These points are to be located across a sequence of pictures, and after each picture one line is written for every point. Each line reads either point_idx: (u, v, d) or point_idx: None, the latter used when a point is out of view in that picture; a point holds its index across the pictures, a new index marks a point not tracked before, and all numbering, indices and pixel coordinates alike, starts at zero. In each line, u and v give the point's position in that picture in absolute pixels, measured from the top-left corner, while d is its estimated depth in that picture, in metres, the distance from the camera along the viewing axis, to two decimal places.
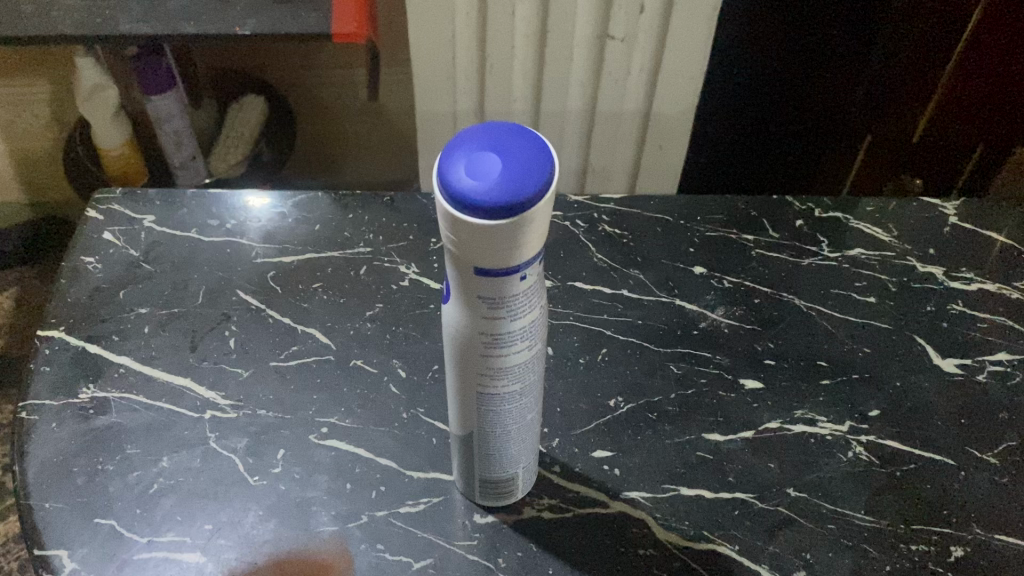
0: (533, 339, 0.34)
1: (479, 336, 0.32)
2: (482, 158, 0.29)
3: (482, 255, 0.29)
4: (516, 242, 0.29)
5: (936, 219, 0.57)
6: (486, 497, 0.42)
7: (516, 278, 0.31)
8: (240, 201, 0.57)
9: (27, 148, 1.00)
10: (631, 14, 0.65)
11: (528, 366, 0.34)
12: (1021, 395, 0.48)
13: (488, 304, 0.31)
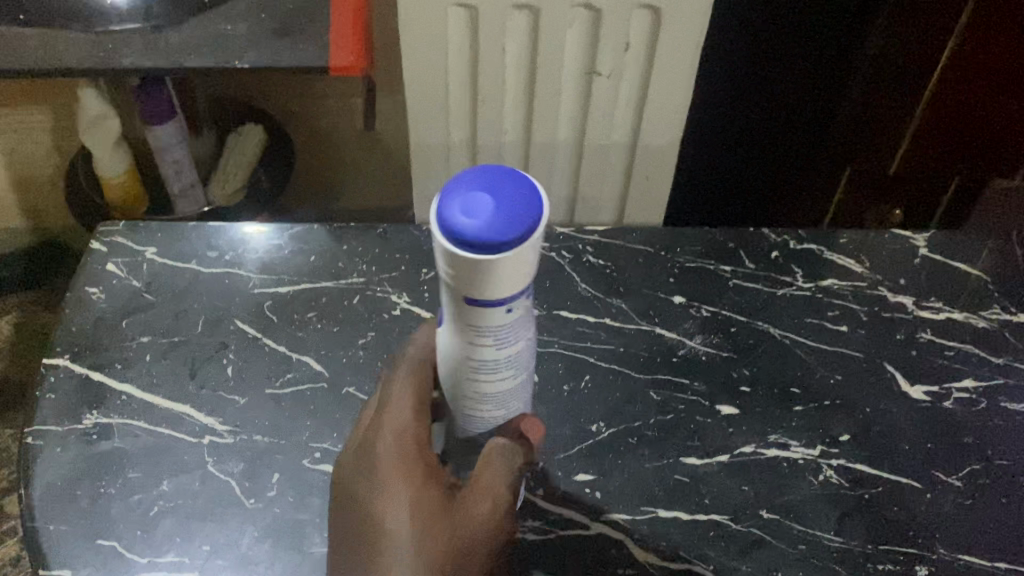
0: (518, 361, 0.35)
1: (466, 363, 0.35)
2: (476, 200, 0.31)
3: (469, 292, 0.31)
4: (501, 281, 0.30)
5: (908, 250, 0.60)
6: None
7: (502, 311, 0.32)
8: (239, 232, 0.59)
9: (28, 176, 1.02)
10: (617, 51, 0.68)
11: (514, 381, 0.36)
12: (985, 421, 0.50)
13: (474, 336, 0.33)
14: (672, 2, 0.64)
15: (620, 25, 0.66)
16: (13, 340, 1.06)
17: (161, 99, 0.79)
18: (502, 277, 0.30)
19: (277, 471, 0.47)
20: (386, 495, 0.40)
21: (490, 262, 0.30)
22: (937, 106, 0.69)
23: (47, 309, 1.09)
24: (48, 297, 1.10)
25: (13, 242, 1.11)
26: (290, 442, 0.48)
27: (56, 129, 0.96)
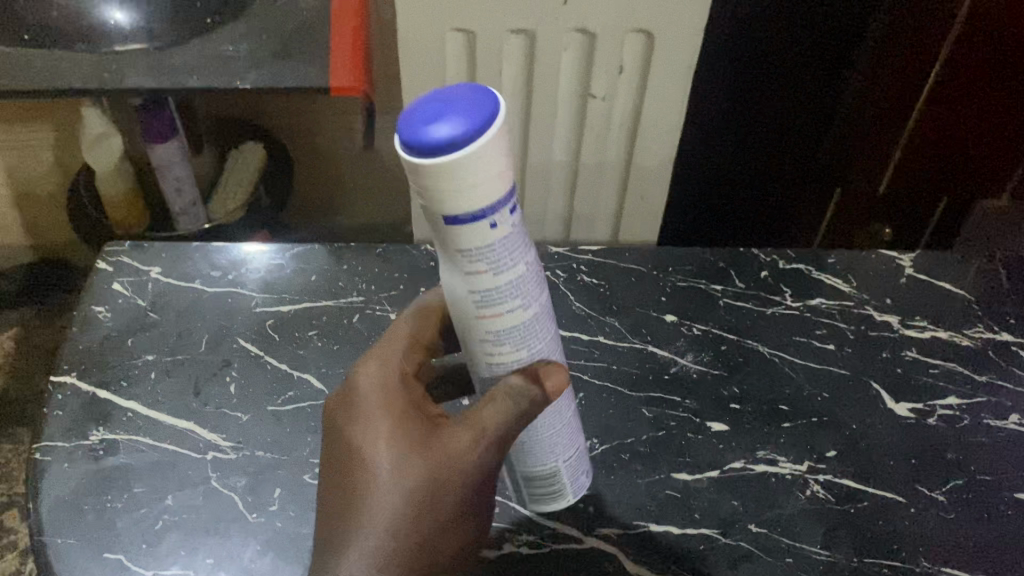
0: (520, 294, 0.35)
1: (469, 292, 0.34)
2: (430, 110, 0.30)
3: (447, 204, 0.30)
4: (475, 181, 0.30)
5: (893, 270, 0.62)
6: (535, 500, 0.45)
7: (486, 227, 0.32)
8: (240, 253, 0.61)
9: (30, 194, 1.02)
10: (611, 75, 0.70)
11: (523, 319, 0.36)
12: (969, 437, 0.52)
13: (466, 255, 0.32)
14: (664, 24, 0.65)
15: (614, 48, 0.68)
16: (14, 354, 1.06)
17: (162, 120, 0.81)
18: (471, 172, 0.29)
19: (278, 486, 0.48)
20: (366, 430, 0.39)
21: (450, 153, 0.29)
22: (930, 111, 0.69)
23: (47, 323, 1.09)
24: (50, 312, 1.10)
25: (13, 256, 1.11)
26: (291, 457, 0.49)
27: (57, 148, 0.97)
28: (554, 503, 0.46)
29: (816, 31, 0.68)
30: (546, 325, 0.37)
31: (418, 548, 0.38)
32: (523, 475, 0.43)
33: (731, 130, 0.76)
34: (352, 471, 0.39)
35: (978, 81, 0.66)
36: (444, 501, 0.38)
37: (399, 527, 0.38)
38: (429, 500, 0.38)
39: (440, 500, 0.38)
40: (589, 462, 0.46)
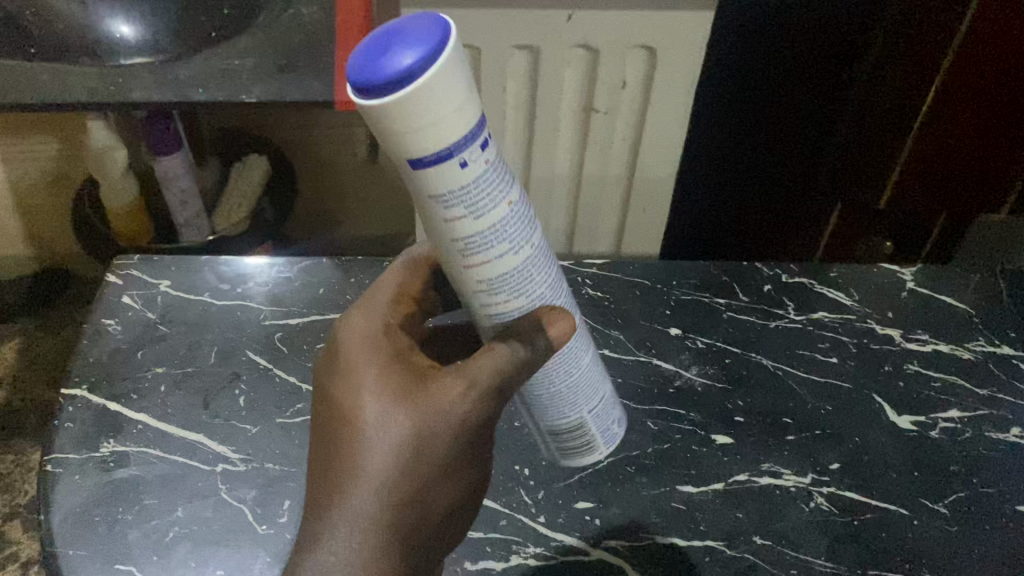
0: (507, 233, 0.35)
1: (453, 241, 0.35)
2: (378, 48, 0.30)
3: (407, 148, 0.31)
4: (428, 118, 0.30)
5: (895, 284, 0.63)
6: (571, 457, 0.45)
7: (456, 165, 0.32)
8: (247, 267, 0.62)
9: (34, 204, 1.02)
10: (613, 89, 0.70)
11: (516, 260, 0.36)
12: (971, 450, 0.52)
13: (441, 203, 0.33)
14: (667, 39, 0.66)
15: (616, 64, 0.68)
16: (17, 365, 1.03)
17: (167, 132, 0.81)
18: (422, 107, 0.30)
19: (287, 498, 0.48)
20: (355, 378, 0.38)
21: (397, 88, 0.29)
22: (927, 133, 0.68)
23: (51, 334, 1.07)
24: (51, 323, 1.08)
25: (14, 269, 1.10)
26: (300, 469, 0.50)
27: (63, 160, 0.97)
28: (591, 459, 0.46)
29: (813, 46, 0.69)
30: (543, 264, 0.38)
31: (410, 500, 0.38)
32: (550, 431, 0.44)
33: (729, 142, 0.77)
34: (339, 425, 0.38)
35: (975, 98, 0.64)
36: (434, 450, 0.38)
37: (388, 477, 0.37)
38: (418, 450, 0.37)
39: (431, 449, 0.38)
40: (621, 416, 0.46)
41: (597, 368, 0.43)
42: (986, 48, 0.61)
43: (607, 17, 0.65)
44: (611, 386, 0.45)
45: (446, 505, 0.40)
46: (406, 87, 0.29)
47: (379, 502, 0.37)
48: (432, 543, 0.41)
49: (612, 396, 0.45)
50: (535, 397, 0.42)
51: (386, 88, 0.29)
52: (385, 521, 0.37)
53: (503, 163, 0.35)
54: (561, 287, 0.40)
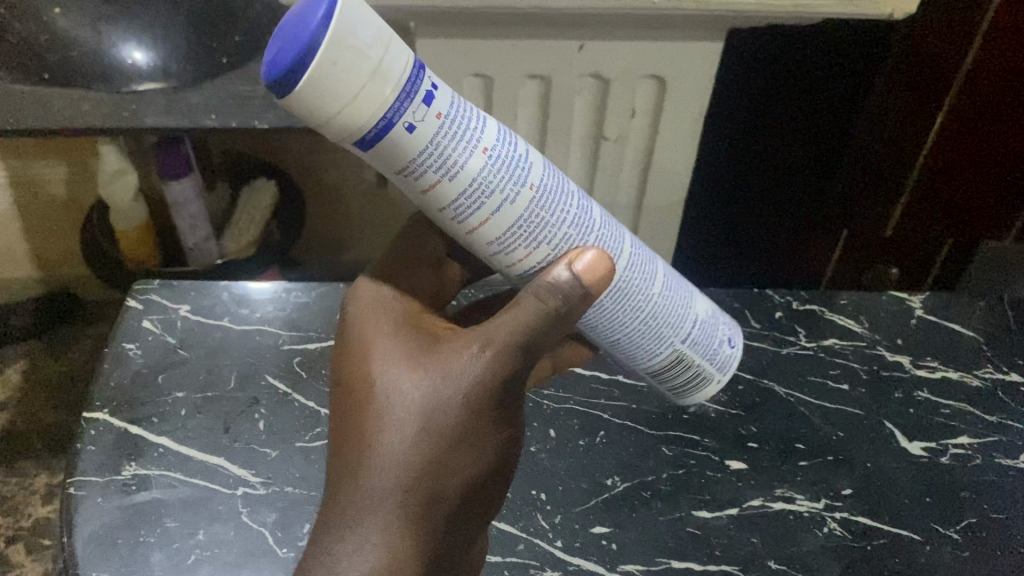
0: (488, 185, 0.37)
1: (442, 207, 0.38)
2: (286, 38, 0.31)
3: (352, 130, 0.33)
4: (355, 88, 0.32)
5: (903, 312, 0.64)
6: (684, 384, 0.51)
7: (406, 133, 0.34)
8: (265, 293, 0.63)
9: (42, 226, 0.98)
10: (624, 117, 0.68)
11: (508, 206, 0.38)
12: (981, 476, 0.53)
13: (415, 174, 0.36)
14: (678, 68, 0.64)
15: (626, 95, 0.66)
16: (22, 388, 0.97)
17: (178, 156, 0.81)
18: (342, 76, 0.31)
19: (307, 522, 0.49)
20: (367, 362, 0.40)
21: (311, 66, 0.31)
22: (937, 159, 0.67)
23: (55, 356, 1.01)
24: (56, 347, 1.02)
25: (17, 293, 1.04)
26: (320, 492, 0.50)
27: (73, 182, 0.94)
28: (700, 383, 0.51)
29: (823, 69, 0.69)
30: (547, 200, 0.39)
31: (425, 479, 0.38)
32: (651, 371, 0.49)
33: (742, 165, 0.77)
34: (353, 408, 0.39)
35: (984, 124, 0.64)
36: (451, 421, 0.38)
37: (403, 452, 0.37)
38: (433, 419, 0.38)
39: (447, 418, 0.38)
40: (719, 337, 0.50)
41: (681, 293, 0.47)
42: (988, 86, 0.62)
43: (621, 47, 0.63)
44: (704, 308, 0.49)
45: (476, 478, 0.39)
46: (318, 59, 0.31)
47: (397, 477, 0.37)
48: (467, 517, 0.41)
49: (706, 319, 0.49)
50: (627, 348, 0.47)
51: (300, 67, 0.31)
52: (406, 496, 0.37)
53: (465, 114, 0.37)
54: (591, 219, 0.42)
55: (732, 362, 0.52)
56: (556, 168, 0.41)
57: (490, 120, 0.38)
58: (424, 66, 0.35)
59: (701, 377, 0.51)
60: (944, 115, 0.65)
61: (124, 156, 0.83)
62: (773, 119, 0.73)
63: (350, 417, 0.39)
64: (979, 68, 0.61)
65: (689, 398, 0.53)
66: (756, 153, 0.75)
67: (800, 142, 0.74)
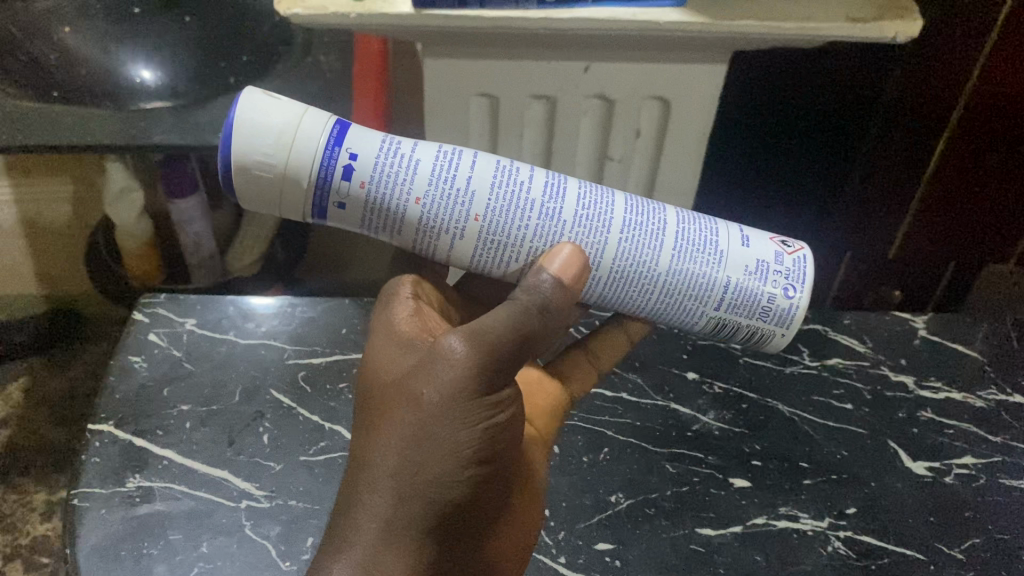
0: (431, 231, 0.41)
1: (414, 250, 0.43)
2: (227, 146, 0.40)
3: (298, 213, 0.41)
4: (275, 191, 0.40)
5: (907, 332, 0.64)
6: (744, 340, 0.47)
7: (336, 206, 0.41)
8: (270, 307, 0.63)
9: (46, 244, 0.97)
10: (628, 136, 0.64)
11: (460, 243, 0.42)
12: (985, 496, 0.53)
13: (371, 232, 0.42)
14: (683, 89, 0.61)
15: (630, 115, 0.62)
16: (23, 405, 0.96)
17: (183, 173, 0.81)
18: (261, 175, 0.39)
19: (311, 535, 0.49)
20: (378, 366, 0.41)
21: (233, 187, 0.40)
22: (940, 180, 0.67)
23: (56, 373, 1.01)
24: (57, 364, 1.02)
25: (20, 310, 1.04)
26: (324, 506, 0.50)
27: (78, 200, 0.94)
28: (760, 340, 0.46)
29: (825, 90, 0.68)
30: (503, 227, 0.41)
31: (419, 476, 0.37)
32: (697, 332, 0.47)
33: (749, 178, 0.76)
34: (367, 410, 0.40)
35: (985, 142, 0.64)
36: (430, 418, 0.37)
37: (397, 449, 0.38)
38: (411, 417, 0.37)
39: (424, 416, 0.37)
40: (766, 289, 0.44)
41: (703, 255, 0.43)
42: (994, 101, 0.61)
43: (624, 69, 0.59)
44: (741, 262, 0.44)
45: (477, 477, 0.38)
46: (233, 179, 0.40)
47: (383, 481, 0.38)
48: (479, 518, 0.39)
49: (747, 275, 0.44)
50: (662, 320, 0.46)
51: (228, 175, 0.40)
52: (394, 497, 0.37)
53: (393, 168, 0.40)
54: (559, 224, 0.42)
55: (797, 315, 0.45)
56: (513, 180, 0.42)
57: (424, 161, 0.41)
58: (337, 143, 0.40)
59: (757, 336, 0.46)
60: (948, 134, 0.64)
61: (131, 174, 0.83)
62: (777, 133, 0.72)
63: (362, 420, 0.40)
64: (986, 84, 0.60)
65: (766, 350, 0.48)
66: (766, 165, 0.75)
67: (806, 160, 0.73)
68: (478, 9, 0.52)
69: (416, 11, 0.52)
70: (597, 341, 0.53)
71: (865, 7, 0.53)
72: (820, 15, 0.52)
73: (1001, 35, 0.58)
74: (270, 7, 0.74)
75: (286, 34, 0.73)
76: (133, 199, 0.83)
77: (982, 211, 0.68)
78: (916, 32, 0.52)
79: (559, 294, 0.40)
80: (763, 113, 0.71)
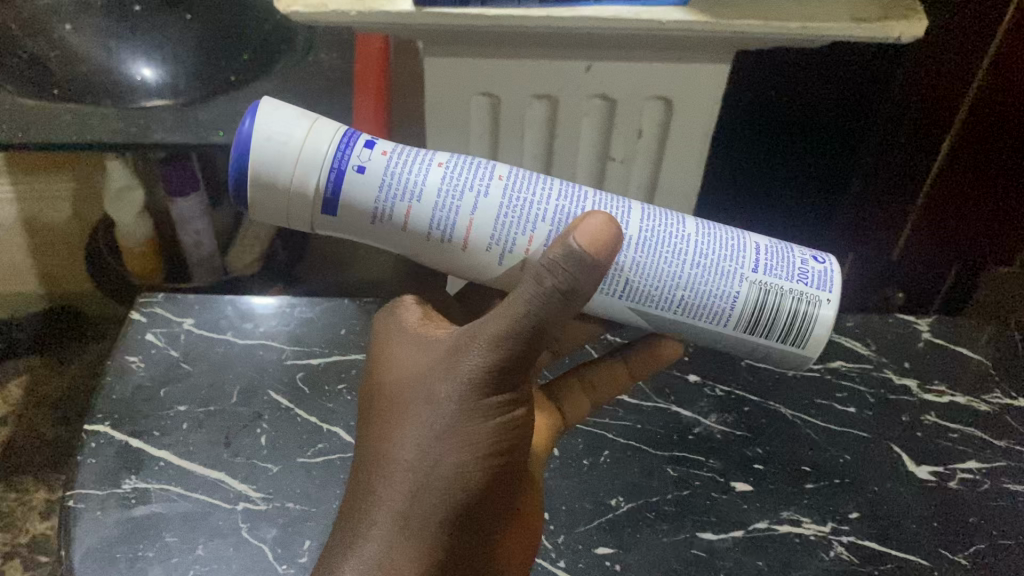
0: (454, 190, 0.40)
1: (433, 231, 0.40)
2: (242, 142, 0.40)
3: (316, 182, 0.39)
4: (298, 144, 0.39)
5: (911, 335, 0.63)
6: (789, 323, 0.43)
7: (358, 168, 0.40)
8: (267, 307, 0.63)
9: (45, 243, 0.97)
10: (629, 137, 0.63)
11: (484, 203, 0.40)
12: (990, 502, 0.52)
13: (387, 203, 0.40)
14: (685, 89, 0.60)
15: (633, 115, 0.62)
16: (21, 403, 0.96)
17: (184, 173, 0.80)
18: (282, 137, 0.39)
19: (308, 538, 0.48)
20: (393, 369, 0.41)
21: (252, 158, 0.39)
22: (944, 184, 0.66)
23: (55, 371, 1.00)
24: (56, 363, 1.01)
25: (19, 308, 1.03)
26: (322, 508, 0.50)
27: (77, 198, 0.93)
28: (806, 317, 0.43)
29: (824, 91, 0.68)
30: (526, 188, 0.41)
31: (433, 477, 0.37)
32: (739, 320, 0.43)
33: (751, 178, 0.76)
34: (382, 412, 0.40)
35: (990, 143, 0.63)
36: (443, 419, 0.37)
37: (412, 450, 0.38)
38: (426, 416, 0.38)
39: (440, 416, 0.37)
40: (796, 256, 0.44)
41: (725, 229, 0.44)
42: (997, 107, 0.61)
43: (626, 68, 0.59)
44: (763, 238, 0.44)
45: (491, 475, 0.38)
46: (252, 146, 0.39)
47: (397, 481, 0.38)
48: (493, 517, 0.39)
49: (774, 246, 0.44)
50: (698, 306, 0.42)
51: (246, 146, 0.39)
52: (407, 496, 0.37)
53: (414, 149, 0.41)
54: (581, 193, 0.42)
55: (836, 279, 0.43)
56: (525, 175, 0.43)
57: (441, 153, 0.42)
58: (358, 132, 0.41)
59: (803, 309, 0.43)
60: (951, 140, 0.63)
61: (131, 173, 0.82)
62: (778, 133, 0.72)
63: (376, 420, 0.40)
64: (991, 90, 0.60)
65: (812, 339, 0.43)
66: (769, 165, 0.74)
67: (808, 161, 0.73)
68: (479, 7, 0.51)
69: (417, 8, 0.51)
70: (593, 371, 0.51)
71: (870, 7, 0.52)
72: (826, 15, 0.52)
73: (1005, 38, 0.57)
74: (269, 5, 0.74)
75: (286, 33, 0.73)
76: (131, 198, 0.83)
77: (985, 214, 0.68)
78: (921, 32, 0.51)
79: (585, 274, 0.35)
80: (764, 112, 0.71)
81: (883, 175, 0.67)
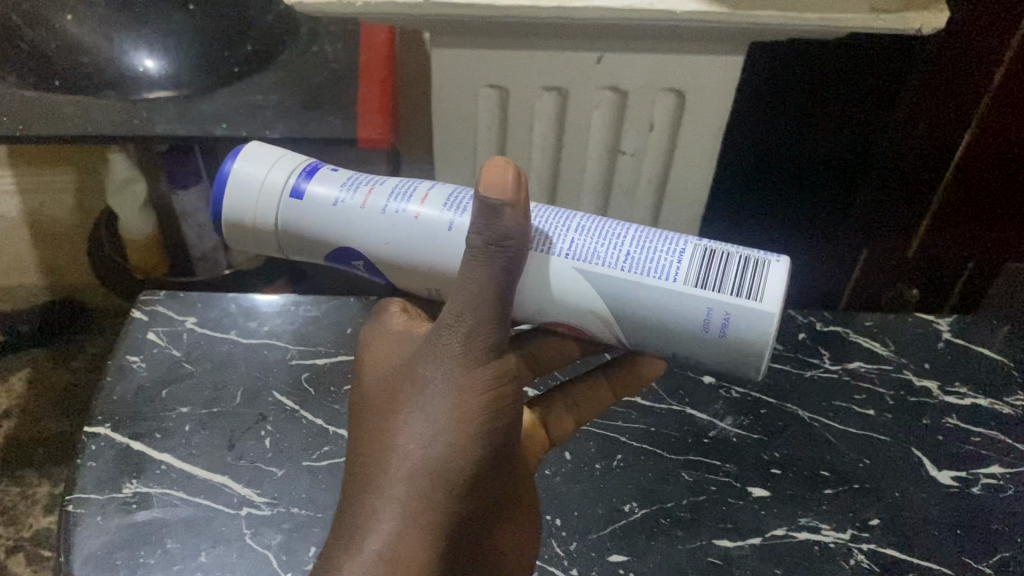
0: (413, 182, 0.41)
1: (386, 207, 0.40)
2: None
3: (283, 180, 0.40)
4: (273, 156, 0.41)
5: (932, 335, 0.62)
6: (743, 277, 0.39)
7: (326, 171, 0.42)
8: (272, 305, 0.62)
9: (47, 235, 0.96)
10: (642, 132, 0.61)
11: (439, 188, 0.41)
12: (1014, 508, 0.51)
13: (346, 191, 0.40)
14: (697, 81, 0.58)
15: (645, 109, 0.60)
16: (25, 397, 0.95)
17: (187, 168, 0.78)
18: (261, 151, 0.41)
19: (314, 544, 0.47)
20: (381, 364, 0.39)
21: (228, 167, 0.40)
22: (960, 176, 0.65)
23: (59, 365, 0.99)
24: (61, 356, 1.00)
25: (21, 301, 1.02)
26: (327, 514, 0.48)
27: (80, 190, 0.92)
28: (758, 271, 0.39)
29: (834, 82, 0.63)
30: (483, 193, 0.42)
31: (426, 458, 0.35)
32: (688, 273, 0.39)
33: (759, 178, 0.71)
34: (370, 409, 0.38)
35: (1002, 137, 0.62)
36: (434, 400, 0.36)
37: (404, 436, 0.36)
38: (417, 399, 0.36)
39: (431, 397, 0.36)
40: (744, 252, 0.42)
41: None
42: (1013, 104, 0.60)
43: (638, 59, 0.57)
44: None
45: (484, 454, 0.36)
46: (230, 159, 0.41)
47: (388, 471, 0.35)
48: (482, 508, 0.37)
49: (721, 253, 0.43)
50: (644, 260, 0.40)
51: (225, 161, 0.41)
52: (403, 479, 0.35)
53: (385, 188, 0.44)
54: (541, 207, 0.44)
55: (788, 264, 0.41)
56: None
57: None
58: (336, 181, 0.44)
59: (754, 266, 0.40)
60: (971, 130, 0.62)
61: (132, 165, 0.81)
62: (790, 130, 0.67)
63: (363, 418, 0.38)
64: (1005, 91, 0.59)
65: (770, 290, 0.39)
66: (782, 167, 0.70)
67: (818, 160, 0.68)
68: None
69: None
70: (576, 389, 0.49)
71: None
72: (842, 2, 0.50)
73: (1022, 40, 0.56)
74: None
75: (291, 23, 0.71)
76: (132, 192, 0.81)
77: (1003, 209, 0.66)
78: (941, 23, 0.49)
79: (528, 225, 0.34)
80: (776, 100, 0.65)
81: (903, 168, 0.65)
